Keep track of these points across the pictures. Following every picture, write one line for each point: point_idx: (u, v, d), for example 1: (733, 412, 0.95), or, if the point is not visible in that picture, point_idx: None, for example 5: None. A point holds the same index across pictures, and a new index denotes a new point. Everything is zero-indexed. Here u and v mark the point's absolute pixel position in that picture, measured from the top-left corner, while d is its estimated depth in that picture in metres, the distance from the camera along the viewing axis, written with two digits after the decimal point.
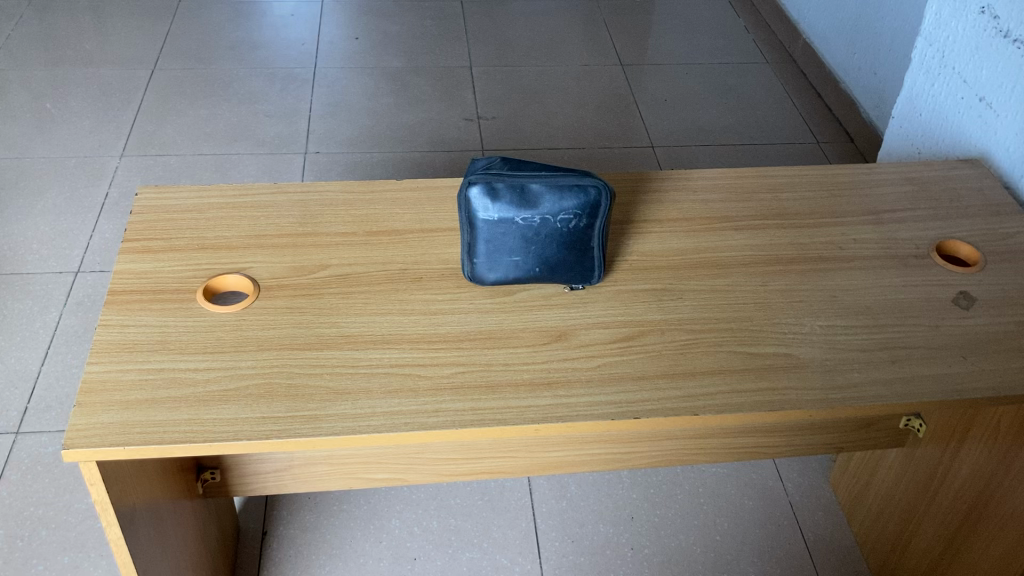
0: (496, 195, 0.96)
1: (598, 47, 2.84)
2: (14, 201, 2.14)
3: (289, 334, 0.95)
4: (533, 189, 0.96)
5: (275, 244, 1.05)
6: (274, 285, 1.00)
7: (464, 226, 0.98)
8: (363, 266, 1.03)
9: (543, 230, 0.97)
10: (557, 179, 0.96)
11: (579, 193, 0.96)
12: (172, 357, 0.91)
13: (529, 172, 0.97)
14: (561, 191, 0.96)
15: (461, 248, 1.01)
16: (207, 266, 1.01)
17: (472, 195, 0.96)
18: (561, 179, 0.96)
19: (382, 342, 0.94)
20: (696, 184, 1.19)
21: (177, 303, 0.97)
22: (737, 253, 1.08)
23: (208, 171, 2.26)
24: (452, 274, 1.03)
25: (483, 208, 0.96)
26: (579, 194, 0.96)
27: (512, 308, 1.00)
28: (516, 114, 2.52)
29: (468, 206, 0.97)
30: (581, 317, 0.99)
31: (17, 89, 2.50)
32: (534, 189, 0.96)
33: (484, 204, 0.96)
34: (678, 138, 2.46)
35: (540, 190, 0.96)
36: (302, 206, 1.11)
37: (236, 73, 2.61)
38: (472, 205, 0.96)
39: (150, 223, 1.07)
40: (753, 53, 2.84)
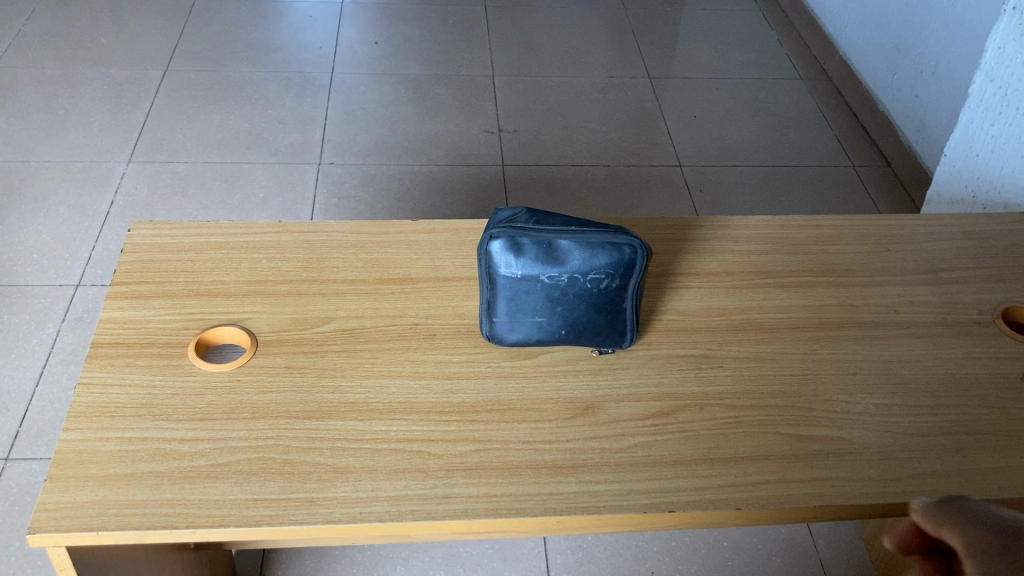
0: (519, 252, 0.86)
1: (625, 58, 2.74)
2: (15, 206, 2.06)
3: (287, 398, 0.86)
4: (561, 246, 0.86)
5: (277, 292, 0.96)
6: (274, 340, 0.91)
7: (484, 281, 0.89)
8: (371, 320, 0.94)
9: (570, 290, 0.87)
10: (588, 235, 0.85)
11: (611, 252, 0.86)
12: (156, 424, 0.83)
13: (557, 225, 0.87)
14: (592, 249, 0.86)
15: (480, 304, 0.91)
16: (201, 317, 0.93)
17: (493, 250, 0.86)
18: (592, 235, 0.86)
19: (389, 411, 0.85)
20: (736, 233, 1.09)
21: (165, 360, 0.88)
22: (782, 315, 0.98)
23: (217, 180, 2.17)
24: (469, 331, 0.94)
25: (505, 265, 0.86)
26: (612, 253, 0.86)
27: (534, 374, 0.90)
28: (539, 127, 2.42)
29: (488, 262, 0.87)
30: (610, 387, 0.89)
31: (25, 88, 2.42)
32: (562, 247, 0.85)
33: (506, 261, 0.86)
34: (707, 157, 2.35)
35: (568, 247, 0.86)
36: (307, 247, 1.02)
37: (250, 77, 2.53)
38: (492, 261, 0.86)
39: (141, 264, 0.98)
40: (786, 69, 2.74)
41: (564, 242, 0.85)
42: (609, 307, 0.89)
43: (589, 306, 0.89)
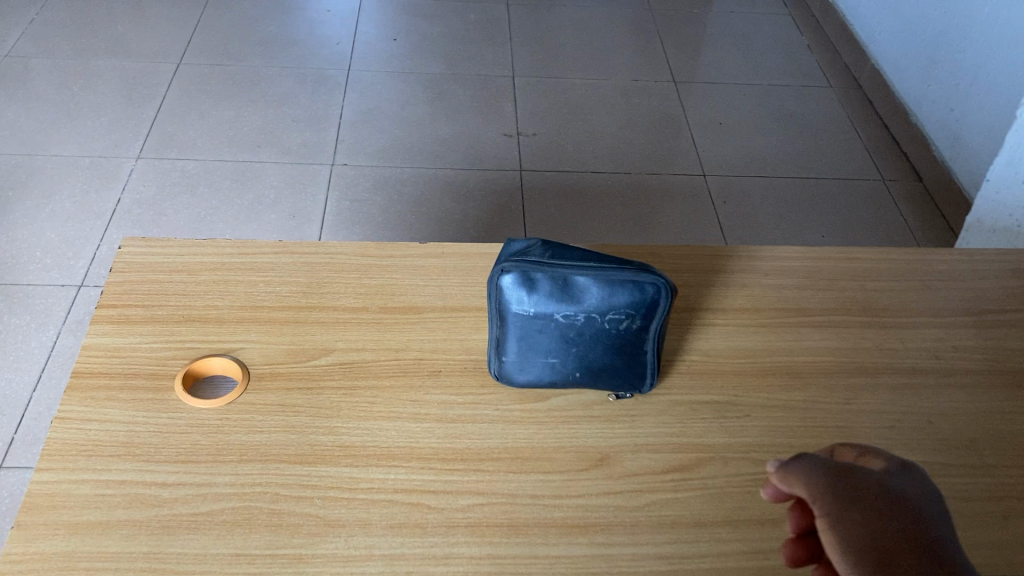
0: (532, 287, 0.79)
1: (650, 61, 2.66)
2: (20, 201, 2.01)
3: (277, 440, 0.80)
4: (578, 284, 0.79)
5: (272, 319, 0.90)
6: (267, 373, 0.85)
7: (494, 317, 0.83)
8: (372, 353, 0.88)
9: (586, 331, 0.81)
10: (608, 272, 0.79)
11: (633, 291, 0.79)
12: (137, 465, 0.77)
13: (575, 260, 0.80)
14: (612, 287, 0.79)
15: (489, 341, 0.85)
16: (191, 345, 0.87)
17: (504, 284, 0.79)
18: (613, 272, 0.79)
19: (388, 457, 0.79)
20: (765, 265, 1.02)
21: (150, 393, 0.82)
22: (813, 360, 0.91)
23: (227, 180, 2.12)
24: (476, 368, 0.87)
25: (516, 300, 0.80)
26: (633, 292, 0.79)
27: (546, 419, 0.84)
28: (559, 131, 2.35)
29: (499, 296, 0.81)
30: (627, 436, 0.82)
31: (36, 79, 2.37)
32: (580, 283, 0.79)
33: (517, 297, 0.79)
34: (732, 167, 2.27)
35: (586, 284, 0.79)
36: (307, 269, 0.96)
37: (264, 72, 2.47)
38: (503, 296, 0.80)
39: (130, 285, 0.92)
40: (816, 77, 2.65)
41: (581, 278, 0.79)
42: (628, 349, 0.82)
43: (607, 347, 0.82)
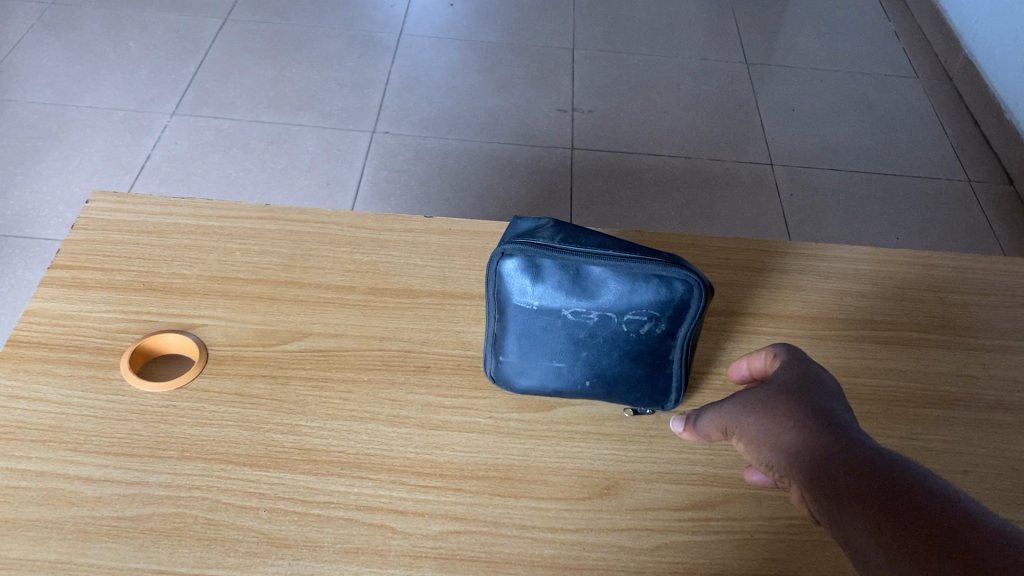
0: (537, 276, 0.65)
1: (721, 39, 2.49)
2: (50, 151, 1.94)
3: (229, 436, 0.68)
4: (592, 276, 0.65)
5: (245, 294, 0.78)
6: (228, 356, 0.73)
7: (489, 309, 0.69)
8: (353, 340, 0.76)
9: (600, 333, 0.67)
10: (631, 263, 0.65)
11: (659, 289, 0.65)
12: (61, 455, 0.65)
13: (591, 246, 0.66)
14: (632, 282, 0.65)
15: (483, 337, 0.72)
16: (148, 318, 0.75)
17: (503, 270, 0.66)
18: (635, 264, 0.65)
19: (355, 466, 0.67)
20: (827, 267, 0.87)
21: (93, 370, 0.71)
22: (876, 384, 0.76)
23: (262, 141, 2.02)
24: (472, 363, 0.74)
25: (519, 291, 0.66)
26: (659, 290, 0.65)
27: (547, 433, 0.70)
28: (616, 109, 2.20)
29: (497, 285, 0.67)
30: (642, 461, 0.69)
31: (80, 27, 2.30)
32: (595, 275, 0.65)
33: (518, 288, 0.66)
34: (802, 157, 2.10)
35: (603, 276, 0.65)
36: (292, 239, 0.84)
37: (313, 32, 2.37)
38: (501, 285, 0.67)
39: (92, 245, 0.81)
40: (902, 66, 2.45)
41: (597, 268, 0.65)
42: (649, 357, 0.69)
43: (624, 354, 0.68)
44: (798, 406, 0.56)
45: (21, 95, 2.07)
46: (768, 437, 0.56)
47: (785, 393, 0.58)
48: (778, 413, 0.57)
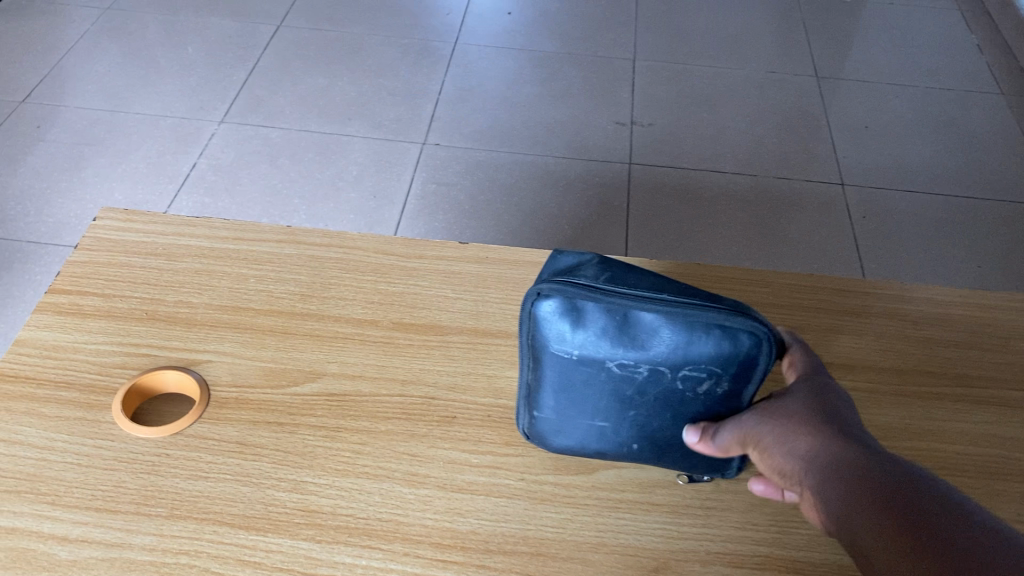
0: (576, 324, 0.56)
1: (791, 51, 2.37)
2: (96, 158, 1.91)
3: (226, 492, 0.60)
4: (639, 326, 0.55)
5: (256, 326, 0.71)
6: (232, 399, 0.66)
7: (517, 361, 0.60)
8: (371, 384, 0.67)
9: (648, 392, 0.58)
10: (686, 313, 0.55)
11: (719, 344, 0.55)
12: (36, 509, 0.58)
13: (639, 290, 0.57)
14: (687, 336, 0.55)
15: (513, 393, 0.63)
16: (148, 353, 0.68)
17: (537, 316, 0.57)
18: (694, 314, 0.55)
19: (364, 533, 0.58)
20: (914, 311, 0.76)
21: (83, 410, 0.64)
22: (974, 454, 0.65)
23: (310, 151, 1.96)
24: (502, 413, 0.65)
25: (557, 338, 0.57)
26: (719, 346, 0.55)
27: (587, 502, 0.61)
28: (679, 123, 2.10)
29: (530, 331, 0.58)
30: (697, 539, 0.59)
31: (134, 33, 2.29)
32: (644, 325, 0.55)
33: (554, 338, 0.57)
34: (877, 177, 1.97)
35: (655, 326, 0.55)
36: (313, 266, 0.76)
37: (367, 40, 2.31)
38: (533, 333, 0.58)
39: (94, 268, 0.75)
40: (985, 81, 2.30)
41: (646, 317, 0.55)
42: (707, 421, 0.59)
43: (678, 417, 0.59)
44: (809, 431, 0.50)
45: (70, 100, 2.05)
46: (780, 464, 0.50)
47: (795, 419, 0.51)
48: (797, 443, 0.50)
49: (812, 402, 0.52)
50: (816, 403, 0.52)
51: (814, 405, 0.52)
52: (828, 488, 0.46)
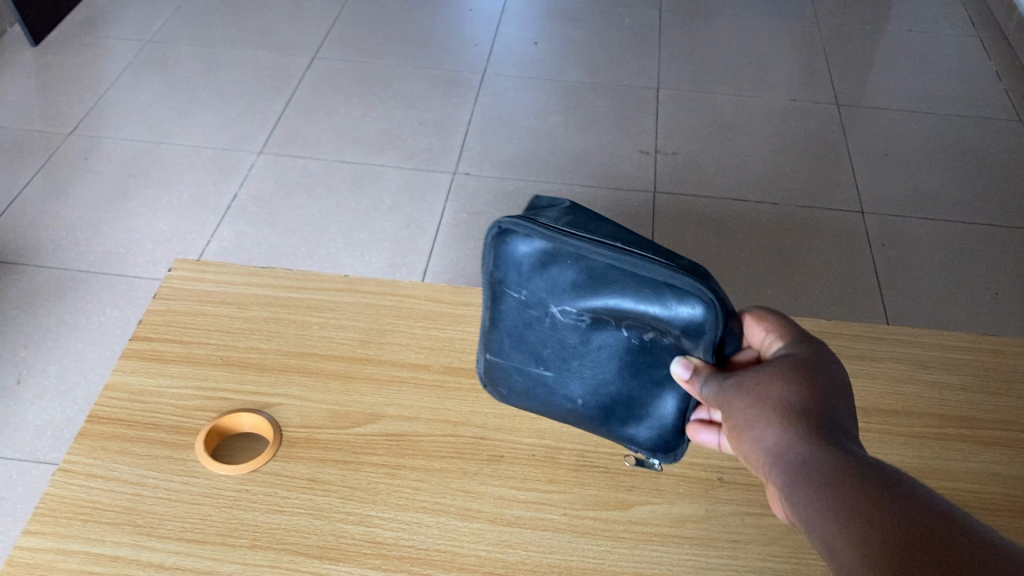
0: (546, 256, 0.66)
1: (811, 79, 2.43)
2: (141, 189, 1.99)
3: (300, 525, 0.67)
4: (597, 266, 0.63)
5: (320, 370, 0.78)
6: (302, 439, 0.73)
7: (494, 292, 0.70)
8: (425, 425, 0.74)
9: (600, 332, 0.65)
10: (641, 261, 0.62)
11: (666, 297, 0.61)
12: (133, 539, 0.65)
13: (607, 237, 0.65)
14: (638, 282, 0.62)
15: (490, 329, 0.72)
16: (225, 396, 0.75)
17: (509, 245, 0.66)
18: (634, 267, 0.62)
19: (423, 562, 0.65)
20: (923, 355, 0.82)
21: (169, 449, 0.71)
22: (977, 491, 0.71)
23: (346, 182, 2.04)
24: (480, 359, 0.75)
25: (518, 270, 0.67)
26: (666, 298, 0.61)
27: (624, 534, 0.67)
28: (702, 152, 2.16)
29: (497, 261, 0.68)
30: (724, 569, 0.65)
31: (174, 66, 2.38)
32: (600, 267, 0.63)
33: (524, 265, 0.66)
34: (896, 205, 2.02)
35: (600, 272, 0.63)
36: (369, 313, 0.84)
37: (398, 71, 2.39)
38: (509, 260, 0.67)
39: (172, 316, 0.82)
40: (1003, 108, 2.35)
41: (593, 263, 0.63)
42: (649, 374, 0.66)
43: (619, 366, 0.66)
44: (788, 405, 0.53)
45: (117, 133, 2.15)
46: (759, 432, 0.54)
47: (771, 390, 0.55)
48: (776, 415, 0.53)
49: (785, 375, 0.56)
50: (794, 391, 0.54)
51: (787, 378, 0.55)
52: (805, 489, 0.48)
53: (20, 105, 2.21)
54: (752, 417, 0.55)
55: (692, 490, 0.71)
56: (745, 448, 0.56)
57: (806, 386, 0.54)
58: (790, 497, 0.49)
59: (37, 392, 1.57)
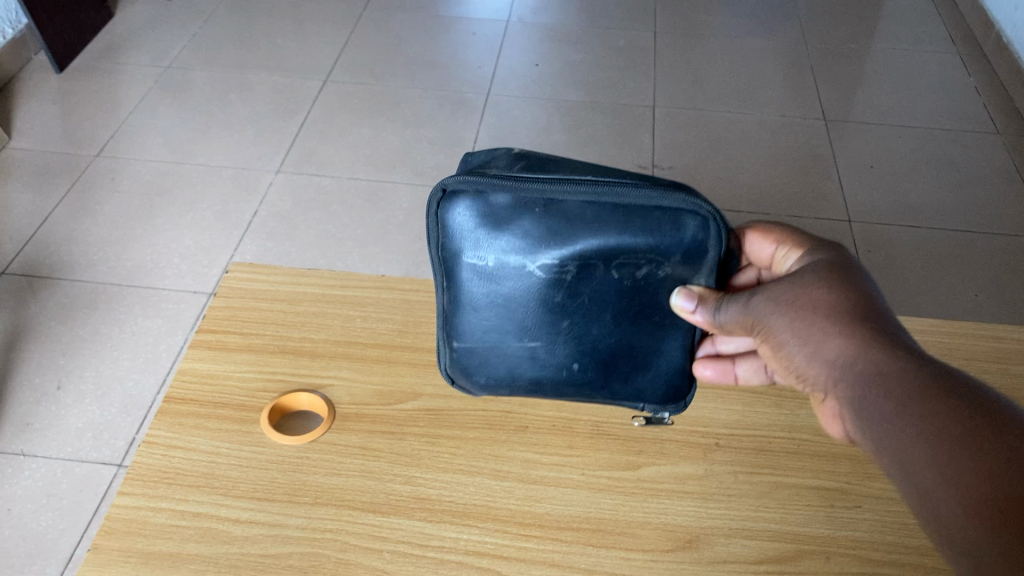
0: (515, 211, 0.75)
1: (799, 96, 2.55)
2: (166, 208, 2.10)
3: (355, 485, 0.77)
4: (574, 207, 0.74)
5: (365, 356, 0.89)
6: (352, 414, 0.83)
7: (457, 263, 0.79)
8: (459, 401, 0.85)
9: (595, 274, 0.75)
10: (622, 190, 0.73)
11: (658, 220, 0.73)
12: (213, 498, 0.76)
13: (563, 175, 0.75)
14: (625, 212, 0.73)
15: (458, 306, 0.81)
16: (284, 379, 0.86)
17: (478, 207, 0.76)
18: (616, 198, 0.73)
19: (463, 514, 0.75)
20: None
21: (238, 423, 0.82)
22: None
23: (360, 199, 2.15)
24: (440, 349, 0.85)
25: (492, 231, 0.76)
26: (661, 221, 0.73)
27: (635, 489, 0.78)
28: (696, 166, 2.28)
29: (464, 228, 0.77)
30: (721, 518, 0.76)
31: (192, 92, 2.49)
32: (578, 206, 0.73)
33: (493, 225, 0.76)
34: (881, 214, 2.14)
35: (579, 214, 0.74)
36: (406, 307, 0.95)
37: (406, 93, 2.51)
38: (467, 228, 0.77)
39: (232, 312, 0.93)
40: (982, 121, 2.47)
41: (572, 206, 0.74)
42: (648, 318, 0.78)
43: (614, 298, 0.76)
44: (839, 318, 0.63)
45: (141, 155, 2.26)
46: (815, 345, 0.63)
47: (819, 307, 0.64)
48: (829, 327, 0.62)
49: (828, 294, 0.65)
50: (840, 303, 0.64)
51: (829, 296, 0.65)
52: (866, 381, 0.57)
53: (47, 130, 2.32)
54: (800, 323, 0.65)
55: (692, 454, 0.81)
56: (798, 356, 0.65)
57: (847, 296, 0.65)
58: (851, 389, 0.58)
59: (77, 397, 1.64)
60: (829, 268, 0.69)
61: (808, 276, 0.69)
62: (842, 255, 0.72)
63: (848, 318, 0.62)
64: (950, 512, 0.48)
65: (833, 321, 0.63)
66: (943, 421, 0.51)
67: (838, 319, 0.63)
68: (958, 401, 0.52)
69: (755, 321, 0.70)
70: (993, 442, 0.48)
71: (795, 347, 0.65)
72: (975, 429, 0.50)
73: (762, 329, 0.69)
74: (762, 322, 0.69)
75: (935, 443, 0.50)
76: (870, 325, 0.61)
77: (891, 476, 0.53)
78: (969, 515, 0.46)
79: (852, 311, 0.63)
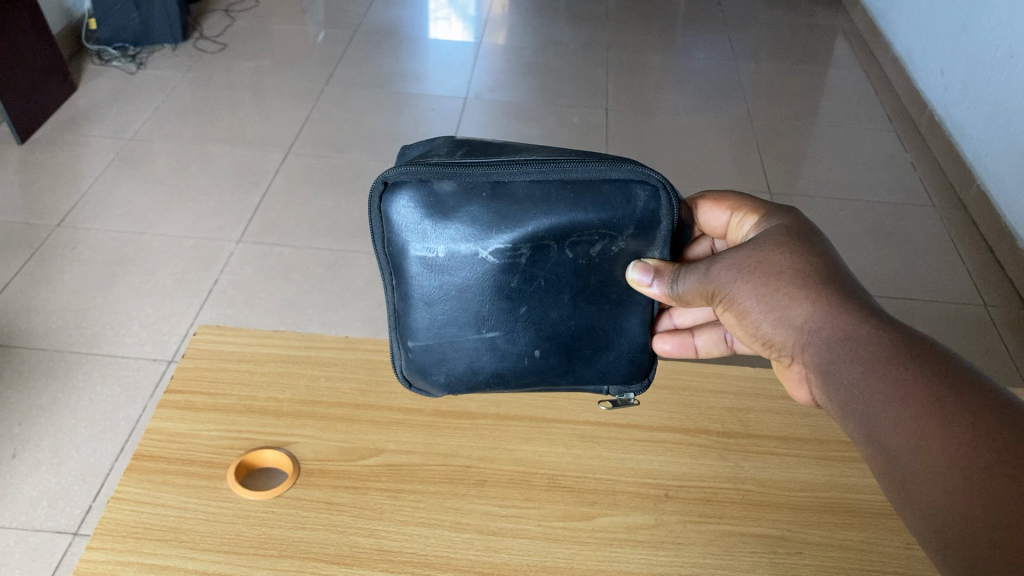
0: (465, 199, 0.78)
1: (746, 170, 2.66)
2: (126, 277, 2.11)
3: (320, 538, 0.80)
4: (525, 189, 0.78)
5: (330, 415, 0.93)
6: (316, 469, 0.86)
7: (403, 261, 0.81)
8: (420, 456, 0.89)
9: (551, 255, 0.80)
10: (570, 167, 0.78)
11: (608, 193, 0.78)
12: (181, 550, 0.78)
13: (504, 159, 0.79)
14: (575, 188, 0.78)
15: (412, 303, 0.83)
16: (249, 438, 0.89)
17: (420, 199, 0.78)
18: (564, 174, 0.78)
19: (424, 564, 0.78)
20: None
21: (204, 479, 0.85)
22: (875, 499, 0.87)
23: (321, 268, 2.18)
24: (397, 351, 0.89)
25: (437, 221, 0.78)
26: (613, 195, 0.78)
27: (589, 540, 0.82)
28: None
29: (407, 220, 0.79)
30: (671, 564, 0.80)
31: (153, 164, 2.53)
32: (525, 186, 0.78)
33: (438, 214, 0.78)
34: None
35: (528, 196, 0.78)
36: (369, 369, 0.99)
37: (367, 167, 2.58)
38: (409, 223, 0.79)
39: (199, 374, 0.96)
40: (919, 195, 2.59)
41: (521, 187, 0.78)
42: (607, 298, 0.84)
43: (571, 274, 0.81)
44: (804, 284, 0.68)
45: (102, 224, 2.28)
46: (785, 310, 0.69)
47: (782, 275, 0.70)
48: (797, 293, 0.68)
49: (788, 259, 0.71)
50: (803, 268, 0.70)
51: (791, 261, 0.71)
52: (835, 344, 0.63)
53: (6, 201, 2.33)
54: (766, 290, 0.71)
55: (643, 504, 0.85)
56: (767, 321, 0.71)
57: (807, 261, 0.71)
58: (822, 351, 0.64)
59: (32, 465, 1.63)
60: (786, 232, 0.76)
61: (766, 241, 0.75)
62: (797, 220, 0.78)
63: (814, 283, 0.68)
64: (915, 456, 0.54)
65: (798, 286, 0.69)
66: (901, 383, 0.57)
67: (802, 283, 0.69)
68: (920, 359, 0.58)
69: (720, 288, 0.76)
70: (958, 396, 0.54)
71: (764, 312, 0.71)
72: (942, 385, 0.55)
73: (726, 294, 0.75)
74: (725, 289, 0.75)
75: (909, 398, 0.56)
76: (834, 289, 0.67)
77: (855, 433, 0.60)
78: (923, 474, 0.53)
79: (815, 276, 0.69)
